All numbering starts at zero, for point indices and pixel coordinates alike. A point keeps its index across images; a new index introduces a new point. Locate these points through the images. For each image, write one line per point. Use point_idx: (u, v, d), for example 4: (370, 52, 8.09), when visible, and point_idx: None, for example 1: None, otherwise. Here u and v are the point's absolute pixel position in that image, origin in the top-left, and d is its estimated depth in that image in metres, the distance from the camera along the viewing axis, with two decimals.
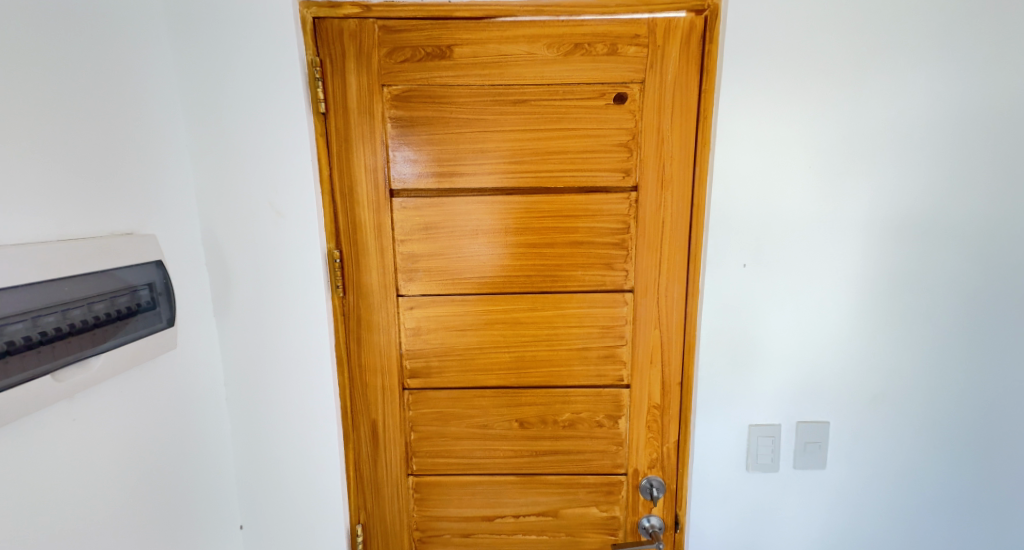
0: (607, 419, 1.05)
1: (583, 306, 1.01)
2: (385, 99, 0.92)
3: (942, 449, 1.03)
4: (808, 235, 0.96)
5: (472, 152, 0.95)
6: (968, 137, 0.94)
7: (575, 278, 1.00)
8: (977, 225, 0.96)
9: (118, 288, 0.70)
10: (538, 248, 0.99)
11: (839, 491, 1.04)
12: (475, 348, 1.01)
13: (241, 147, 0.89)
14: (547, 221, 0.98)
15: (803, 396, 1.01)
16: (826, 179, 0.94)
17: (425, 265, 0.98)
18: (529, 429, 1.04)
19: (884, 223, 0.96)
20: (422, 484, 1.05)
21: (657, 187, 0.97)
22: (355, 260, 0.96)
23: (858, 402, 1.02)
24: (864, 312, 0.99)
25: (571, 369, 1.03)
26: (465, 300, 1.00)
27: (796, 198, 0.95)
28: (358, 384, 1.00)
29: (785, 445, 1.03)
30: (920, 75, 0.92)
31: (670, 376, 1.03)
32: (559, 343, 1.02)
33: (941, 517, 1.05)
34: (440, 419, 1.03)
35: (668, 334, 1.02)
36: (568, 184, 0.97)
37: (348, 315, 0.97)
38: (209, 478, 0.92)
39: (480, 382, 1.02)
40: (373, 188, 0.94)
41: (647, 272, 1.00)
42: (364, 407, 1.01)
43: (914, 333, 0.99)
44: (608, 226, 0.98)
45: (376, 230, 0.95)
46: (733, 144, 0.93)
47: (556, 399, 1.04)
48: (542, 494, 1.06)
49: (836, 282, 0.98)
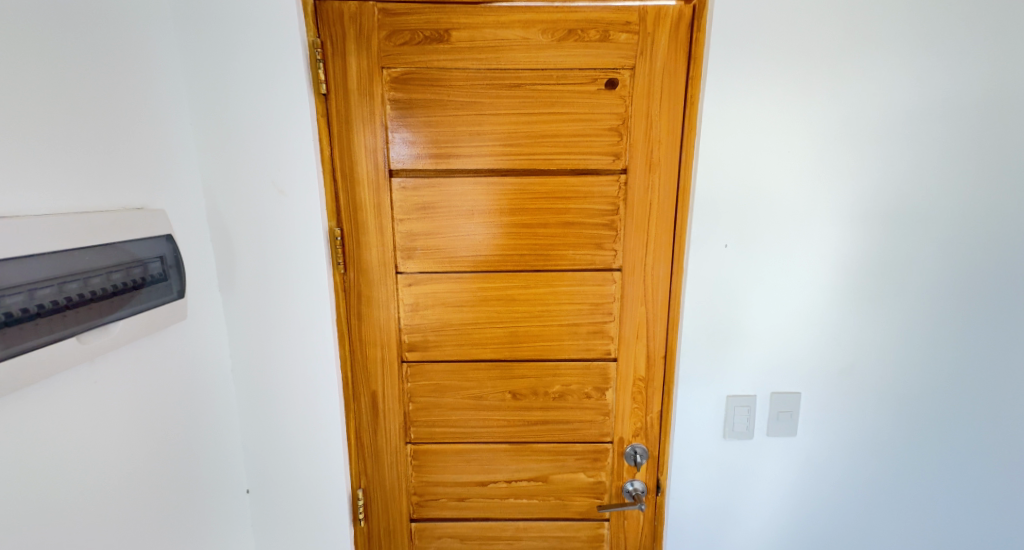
0: (595, 390, 1.11)
1: (574, 284, 1.06)
2: (385, 81, 0.94)
3: (908, 419, 1.11)
4: (790, 218, 1.01)
5: (468, 134, 0.98)
6: (943, 129, 0.99)
7: (567, 259, 1.05)
8: (947, 212, 1.02)
9: (132, 260, 0.73)
10: (531, 228, 1.03)
11: (810, 458, 1.12)
12: (470, 323, 1.06)
13: (243, 128, 0.91)
14: (540, 202, 1.02)
15: (779, 369, 1.08)
16: (809, 166, 0.99)
17: (424, 244, 1.02)
18: (520, 401, 1.11)
19: (860, 207, 1.01)
20: (420, 451, 1.11)
21: (646, 170, 1.01)
22: (355, 238, 0.99)
23: (830, 375, 1.09)
24: (840, 291, 1.05)
25: (561, 344, 1.09)
26: (460, 277, 1.04)
27: (779, 182, 1.00)
28: (359, 356, 1.04)
29: (760, 414, 1.10)
30: (902, 64, 0.97)
31: (655, 350, 1.10)
32: (550, 319, 1.07)
33: (903, 481, 1.14)
34: (437, 391, 1.09)
35: (653, 311, 1.08)
36: (561, 166, 1.01)
37: (349, 291, 1.01)
38: (219, 442, 0.97)
39: (476, 356, 1.08)
40: (373, 167, 0.97)
41: (634, 251, 1.05)
42: (364, 379, 1.06)
43: (885, 311, 1.06)
44: (598, 207, 1.03)
45: (376, 209, 0.99)
46: (719, 130, 0.97)
47: (547, 372, 1.10)
48: (532, 461, 1.13)
49: (814, 263, 1.04)
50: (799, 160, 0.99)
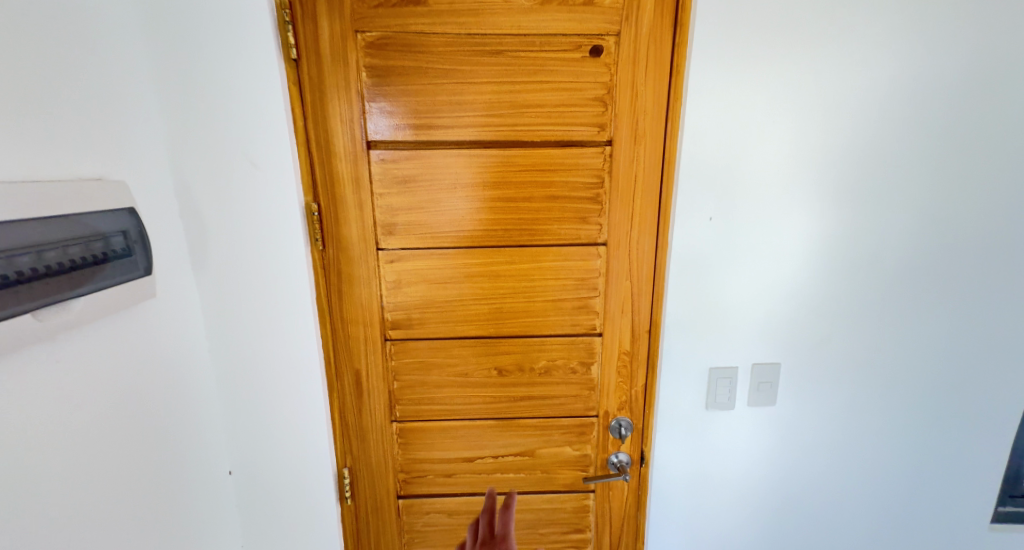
0: (581, 365, 1.12)
1: (559, 260, 1.05)
2: (359, 46, 0.90)
3: (881, 390, 1.14)
4: (773, 191, 1.01)
5: (449, 104, 0.94)
6: (925, 100, 0.99)
7: (551, 233, 1.03)
8: (925, 184, 1.03)
9: (91, 233, 0.68)
10: (515, 203, 1.01)
11: (788, 427, 1.16)
12: (454, 301, 1.04)
13: (210, 97, 0.86)
14: (523, 175, 0.99)
15: (759, 342, 1.10)
16: (793, 140, 0.99)
17: (405, 219, 0.99)
18: (506, 377, 1.10)
19: (843, 182, 1.01)
20: (406, 429, 1.11)
21: (631, 142, 0.99)
22: (333, 213, 0.96)
23: (808, 347, 1.11)
24: (821, 266, 1.06)
25: (546, 320, 1.08)
26: (443, 253, 1.02)
27: (764, 155, 0.99)
28: (342, 335, 1.02)
29: (741, 385, 1.13)
30: (887, 35, 0.96)
31: (640, 324, 1.10)
32: (535, 295, 1.06)
33: (876, 447, 1.18)
34: (421, 369, 1.08)
35: (638, 285, 1.07)
36: (544, 138, 0.98)
37: (328, 268, 0.98)
38: (199, 425, 0.95)
39: (461, 333, 1.07)
40: (350, 139, 0.93)
41: (620, 225, 1.04)
42: (347, 359, 1.04)
43: (862, 284, 1.08)
44: (583, 180, 1.01)
45: (354, 183, 0.95)
46: (705, 101, 0.95)
47: (533, 348, 1.10)
48: (519, 436, 1.14)
49: (796, 239, 1.04)
50: (784, 133, 0.98)
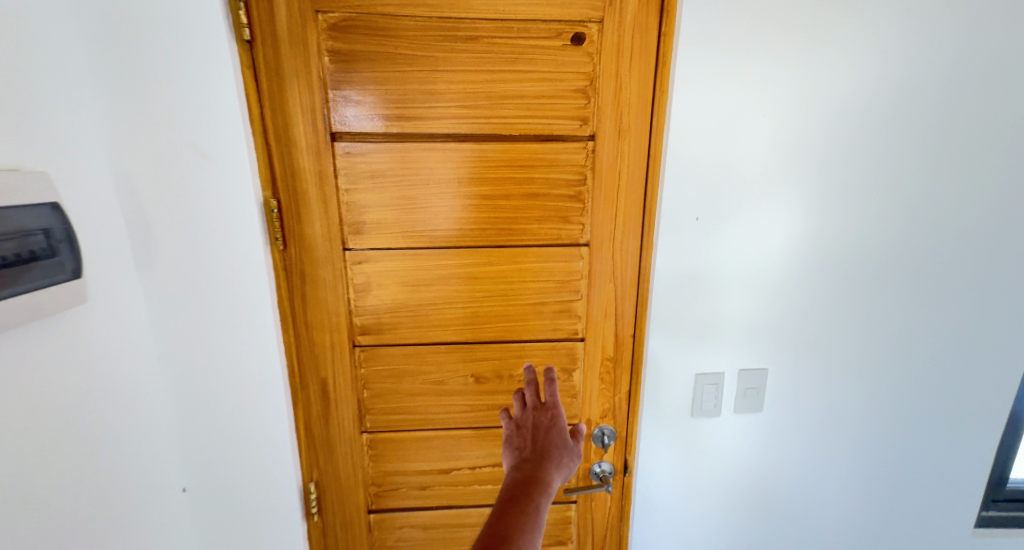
0: (562, 371, 1.08)
1: (540, 261, 0.99)
2: (321, 28, 0.83)
3: (869, 395, 1.11)
4: (762, 192, 0.97)
5: (421, 94, 0.88)
6: (917, 96, 0.95)
7: (531, 233, 0.98)
8: (917, 183, 1.00)
9: (7, 231, 0.60)
10: (493, 200, 0.95)
11: (774, 434, 1.12)
12: (428, 304, 0.98)
13: (156, 82, 0.79)
14: (502, 172, 0.94)
15: (747, 346, 1.06)
16: (782, 138, 0.95)
17: (374, 217, 0.92)
18: (484, 384, 1.05)
19: (833, 181, 0.98)
20: (377, 440, 1.04)
21: (615, 137, 0.94)
22: (295, 211, 0.89)
23: (796, 352, 1.07)
24: (809, 270, 1.02)
25: (526, 324, 1.03)
26: (416, 254, 0.95)
27: (752, 154, 0.95)
28: (306, 341, 0.95)
29: (727, 391, 1.09)
30: (880, 28, 0.92)
31: (623, 329, 1.06)
32: (514, 298, 1.01)
33: (863, 453, 1.15)
34: (394, 376, 1.01)
35: (622, 288, 1.03)
36: (523, 132, 0.92)
37: (290, 269, 0.91)
38: (150, 442, 0.87)
39: (435, 338, 1.01)
40: (311, 129, 0.86)
41: (603, 225, 0.98)
42: (312, 367, 0.97)
43: (852, 287, 1.04)
44: (565, 177, 0.96)
45: (318, 178, 0.88)
46: (692, 96, 0.91)
47: (512, 354, 1.04)
48: (497, 446, 1.08)
49: (783, 241, 1.00)
50: (772, 130, 0.94)
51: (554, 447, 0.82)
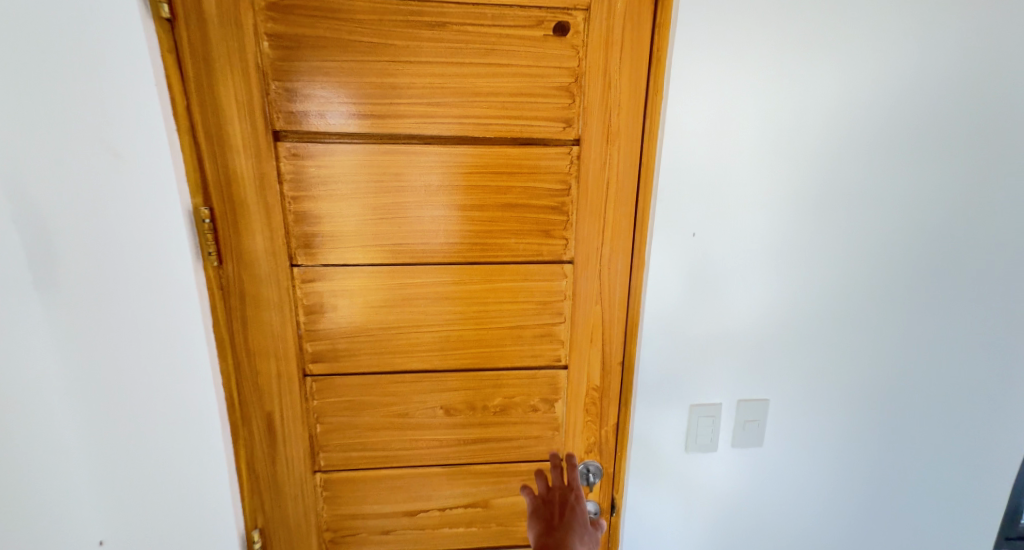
0: (543, 402, 0.96)
1: (519, 279, 0.89)
2: (257, 6, 0.70)
3: (879, 428, 1.02)
4: (767, 208, 0.87)
5: (380, 88, 0.76)
6: (935, 103, 0.86)
7: (508, 249, 0.87)
8: (934, 198, 0.90)
9: None
10: (466, 211, 0.84)
11: (775, 471, 1.02)
12: (391, 328, 0.87)
13: (56, 67, 0.66)
14: (476, 179, 0.83)
15: (746, 375, 0.96)
16: (790, 150, 0.85)
17: (328, 230, 0.81)
18: (456, 417, 0.93)
19: (842, 195, 0.88)
20: (332, 481, 0.91)
21: (602, 142, 0.83)
22: (232, 221, 0.77)
23: (799, 381, 0.97)
24: (817, 294, 0.93)
25: (503, 350, 0.92)
26: (377, 271, 0.84)
27: (757, 167, 0.85)
28: (248, 370, 0.83)
29: (725, 424, 0.99)
30: (897, 26, 0.82)
31: (611, 356, 0.95)
32: (490, 322, 0.90)
33: (871, 491, 1.05)
34: (352, 409, 0.89)
35: (610, 310, 0.92)
36: (500, 134, 0.81)
37: (228, 288, 0.79)
38: (42, 494, 0.73)
39: (399, 366, 0.89)
40: (248, 126, 0.74)
41: (589, 240, 0.88)
42: (255, 399, 0.84)
43: (862, 311, 0.95)
44: (546, 186, 0.85)
45: (258, 183, 0.76)
46: (691, 101, 0.81)
47: (487, 383, 0.93)
48: (470, 485, 0.97)
49: (790, 262, 0.91)
50: (779, 141, 0.84)
51: (578, 527, 0.84)
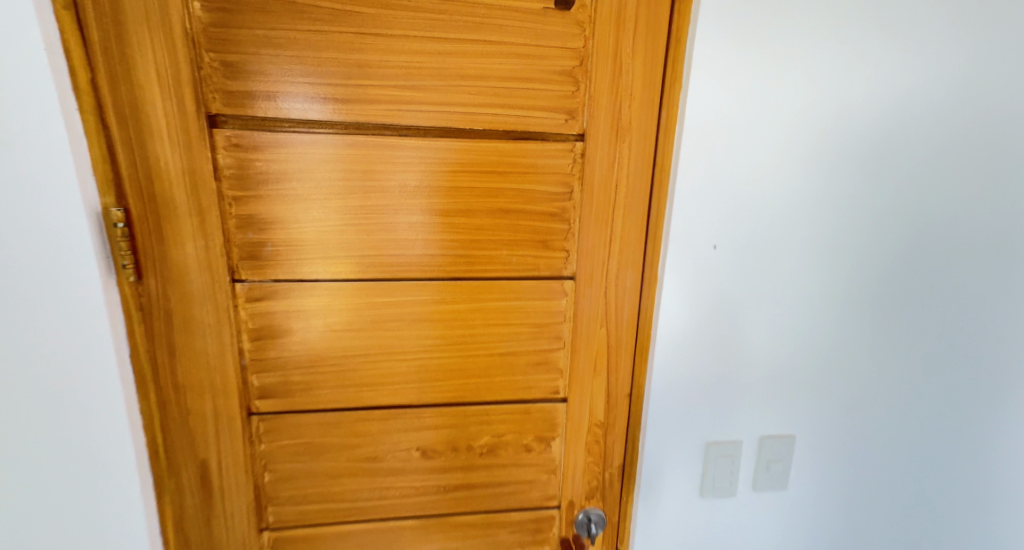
0: (537, 442, 0.83)
1: (511, 298, 0.75)
2: None
3: (914, 468, 0.90)
4: (799, 219, 0.75)
5: (344, 66, 0.62)
6: (990, 100, 0.75)
7: (499, 262, 0.74)
8: (983, 210, 0.79)
9: None
10: (448, 217, 0.70)
11: (797, 515, 0.90)
12: (358, 356, 0.72)
13: None
14: (460, 179, 0.69)
15: (768, 408, 0.84)
16: (827, 152, 0.73)
17: (280, 238, 0.66)
18: (436, 460, 0.79)
19: (883, 205, 0.77)
20: (284, 540, 0.76)
21: (611, 138, 0.70)
22: (154, 226, 0.62)
23: (828, 415, 0.86)
24: (851, 318, 0.81)
25: (492, 381, 0.78)
26: (341, 287, 0.70)
27: (789, 172, 0.73)
28: (175, 410, 0.68)
29: (744, 464, 0.86)
30: (950, 10, 0.71)
31: (617, 387, 0.82)
32: (476, 348, 0.76)
33: (902, 537, 0.94)
34: (309, 454, 0.74)
35: (616, 335, 0.79)
36: (490, 126, 0.68)
37: (148, 309, 0.64)
38: None
39: (367, 402, 0.74)
40: (174, 109, 0.59)
41: (593, 253, 0.75)
42: (185, 445, 0.69)
43: (899, 336, 0.83)
44: (544, 189, 0.72)
45: (188, 180, 0.62)
46: (715, 92, 0.68)
47: (473, 419, 0.79)
48: (451, 539, 0.82)
49: (822, 282, 0.79)
50: (814, 142, 0.73)
51: None
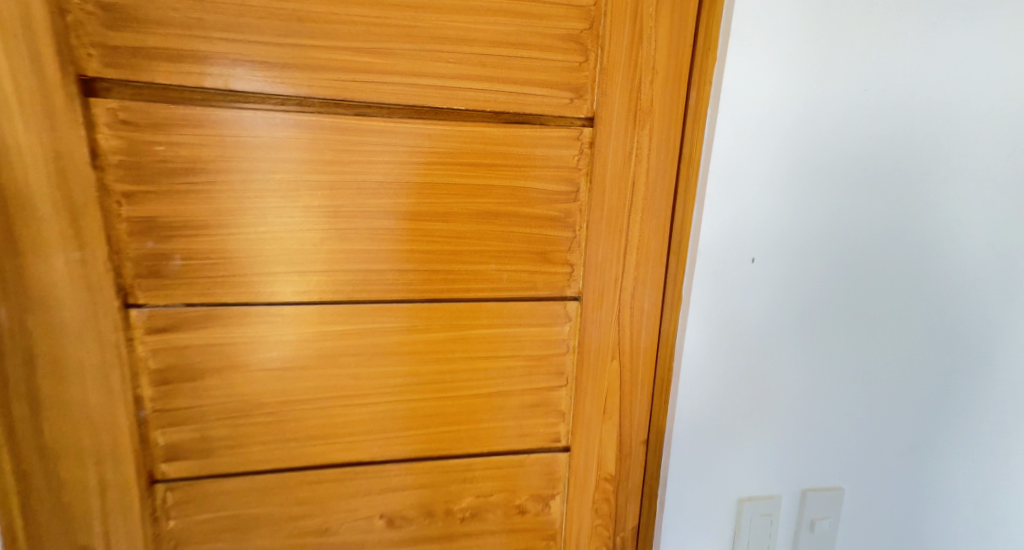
0: (534, 502, 0.66)
1: (501, 325, 0.60)
2: None
3: (977, 520, 0.76)
4: (855, 227, 0.61)
5: (278, 19, 0.47)
6: None
7: (486, 279, 0.58)
8: None
9: None
10: (421, 222, 0.55)
11: None
12: (304, 401, 0.56)
13: None
14: (436, 173, 0.54)
15: (812, 455, 0.69)
16: (894, 145, 0.59)
17: (194, 249, 0.50)
18: (406, 528, 0.63)
19: (958, 210, 0.62)
20: None
21: (627, 122, 0.56)
22: (9, 232, 0.46)
23: (882, 462, 0.71)
24: (912, 346, 0.67)
25: (477, 428, 0.63)
26: (280, 312, 0.54)
27: (845, 169, 0.59)
28: (45, 480, 0.51)
29: (782, 522, 0.71)
30: None
31: (631, 431, 0.67)
32: (457, 387, 0.61)
33: None
34: (238, 529, 0.57)
35: (631, 368, 0.64)
36: (474, 105, 0.53)
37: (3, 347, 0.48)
38: None
39: (316, 459, 0.58)
40: (33, 74, 0.44)
41: (604, 268, 0.60)
42: (58, 525, 0.52)
43: (968, 367, 0.69)
44: (543, 187, 0.57)
45: (57, 170, 0.46)
46: (758, 68, 0.54)
47: (453, 477, 0.63)
48: None
49: (877, 304, 0.64)
50: (877, 132, 0.58)
51: None
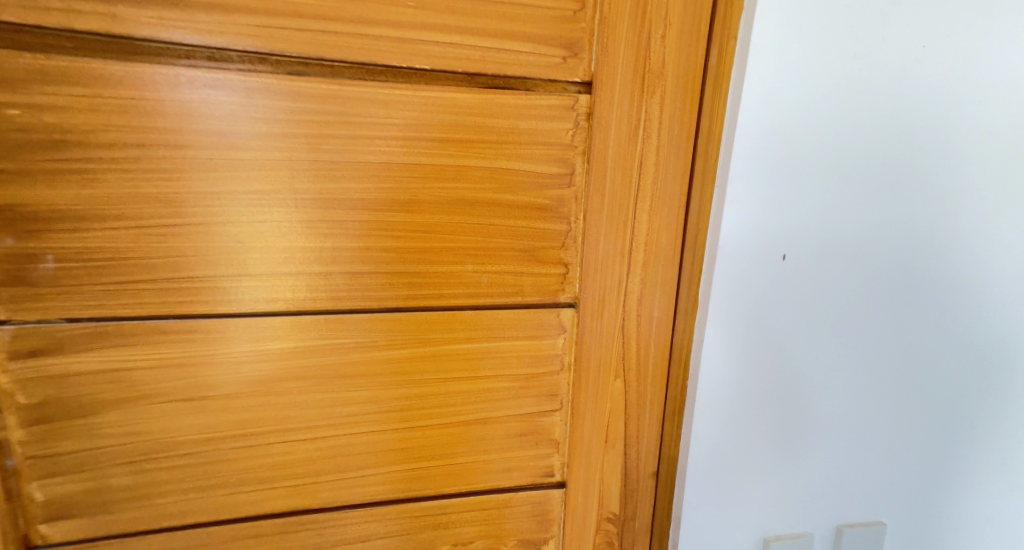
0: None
1: (479, 339, 0.49)
2: None
3: None
4: (909, 214, 0.50)
5: None
6: None
7: (462, 284, 0.47)
8: None
9: None
10: (378, 213, 0.44)
11: None
12: (234, 437, 0.45)
13: None
14: (395, 150, 0.43)
15: (850, 487, 0.58)
16: (959, 115, 0.48)
17: (80, 246, 0.39)
18: None
19: None
20: None
21: (634, 87, 0.45)
22: None
23: (931, 492, 0.61)
24: (971, 357, 0.56)
25: (453, 465, 0.51)
26: (198, 327, 0.43)
27: (899, 145, 0.48)
28: None
29: None
30: None
31: (639, 463, 0.56)
32: (426, 417, 0.50)
33: None
34: None
35: (638, 387, 0.53)
36: (442, 64, 0.42)
37: None
38: None
39: (252, 508, 0.47)
40: None
41: (606, 268, 0.49)
42: None
43: None
44: (531, 169, 0.46)
45: None
46: (794, 20, 0.44)
47: (424, 524, 0.52)
48: None
49: (931, 307, 0.53)
50: (940, 99, 0.47)
51: None
